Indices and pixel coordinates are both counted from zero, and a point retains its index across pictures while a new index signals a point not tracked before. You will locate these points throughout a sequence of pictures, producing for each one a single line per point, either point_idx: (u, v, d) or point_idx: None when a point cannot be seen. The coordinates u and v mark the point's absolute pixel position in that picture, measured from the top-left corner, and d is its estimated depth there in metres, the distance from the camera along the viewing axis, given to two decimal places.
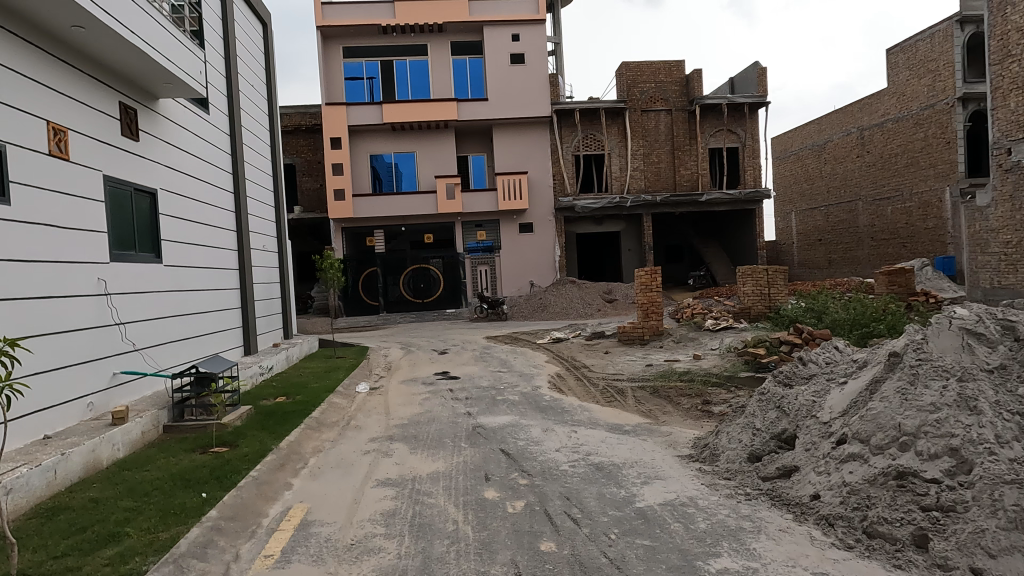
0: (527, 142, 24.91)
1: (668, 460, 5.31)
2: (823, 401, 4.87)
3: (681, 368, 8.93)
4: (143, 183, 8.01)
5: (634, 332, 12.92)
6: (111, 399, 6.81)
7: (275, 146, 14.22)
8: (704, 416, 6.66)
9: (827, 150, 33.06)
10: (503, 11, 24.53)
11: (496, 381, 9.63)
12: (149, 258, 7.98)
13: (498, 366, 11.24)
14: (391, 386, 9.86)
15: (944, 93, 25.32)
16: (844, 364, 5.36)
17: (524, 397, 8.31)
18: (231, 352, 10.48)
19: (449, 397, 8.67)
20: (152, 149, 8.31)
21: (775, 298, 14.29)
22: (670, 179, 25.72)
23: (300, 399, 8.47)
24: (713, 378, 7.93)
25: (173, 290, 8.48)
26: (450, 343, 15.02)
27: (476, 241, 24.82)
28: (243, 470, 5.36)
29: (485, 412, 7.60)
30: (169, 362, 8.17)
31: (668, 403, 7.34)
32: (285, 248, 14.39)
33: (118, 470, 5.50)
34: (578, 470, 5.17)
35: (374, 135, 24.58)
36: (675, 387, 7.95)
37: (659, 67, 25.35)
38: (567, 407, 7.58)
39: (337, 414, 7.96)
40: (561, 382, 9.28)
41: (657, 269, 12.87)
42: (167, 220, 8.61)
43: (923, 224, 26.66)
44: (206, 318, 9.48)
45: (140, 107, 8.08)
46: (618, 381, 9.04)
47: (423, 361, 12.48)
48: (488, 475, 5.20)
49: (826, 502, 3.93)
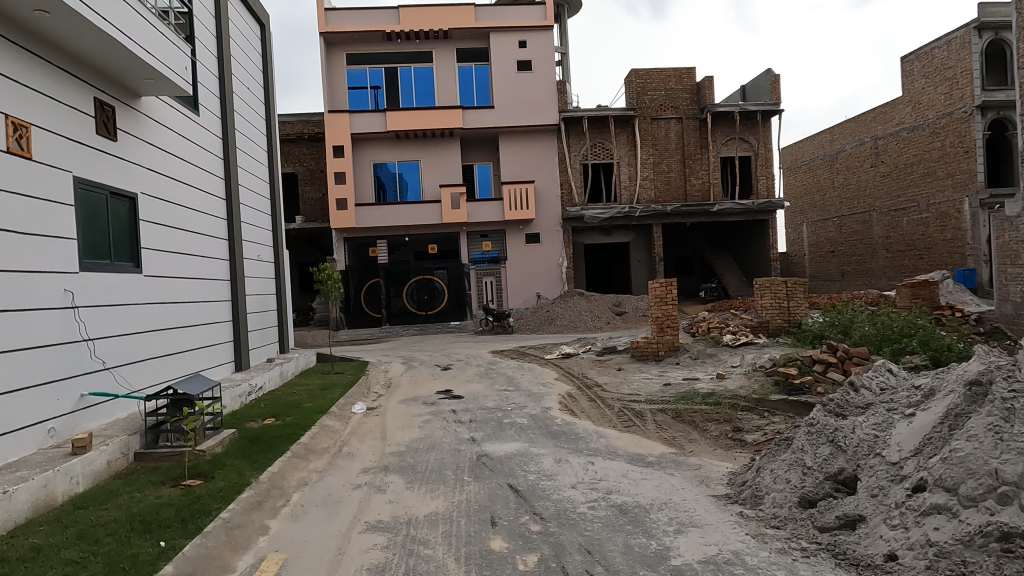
0: (534, 150, 24.29)
1: (702, 501, 4.59)
2: (888, 436, 4.15)
3: (705, 389, 8.17)
4: (121, 187, 7.41)
5: (648, 347, 12.25)
6: (76, 424, 6.14)
7: (273, 150, 13.64)
8: (737, 446, 5.93)
9: (840, 160, 32.38)
10: (510, 17, 24.00)
11: (502, 401, 8.93)
12: (125, 269, 7.32)
13: (505, 384, 10.54)
14: (389, 406, 9.16)
15: (962, 101, 24.67)
16: (905, 391, 4.64)
17: (533, 420, 7.60)
18: (218, 368, 9.82)
19: (452, 420, 7.95)
20: (133, 150, 7.70)
21: (795, 311, 13.55)
22: (680, 189, 25.06)
23: (290, 422, 7.77)
24: (742, 402, 7.18)
25: (154, 302, 7.87)
26: (454, 358, 14.30)
27: (481, 252, 24.15)
28: (213, 510, 4.68)
29: (491, 438, 6.89)
30: (146, 382, 7.50)
31: (694, 429, 6.60)
32: (281, 257, 13.74)
33: (72, 509, 4.82)
34: (599, 514, 4.46)
35: (378, 143, 24.05)
36: (700, 410, 7.21)
37: (669, 74, 24.77)
38: (582, 433, 6.85)
39: (329, 439, 7.25)
40: (572, 403, 8.59)
41: (672, 281, 12.16)
42: (148, 226, 7.98)
43: (941, 235, 25.87)
44: (190, 332, 8.83)
45: (121, 106, 7.51)
46: (636, 402, 8.30)
47: (425, 377, 11.79)
48: (494, 518, 4.49)
49: (907, 566, 3.20)
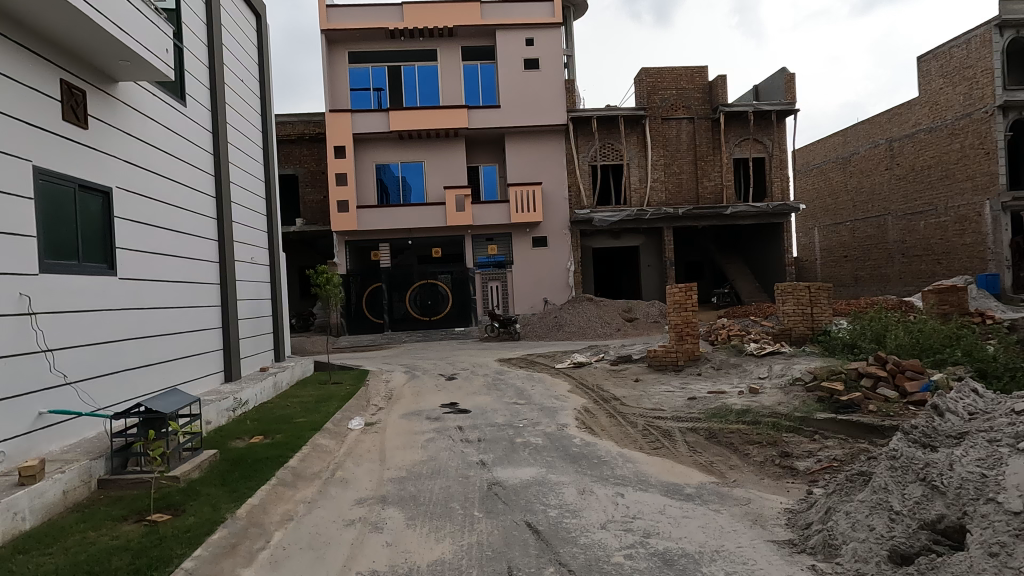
0: (542, 151, 23.57)
1: (761, 550, 3.79)
2: (1001, 477, 3.36)
3: (738, 405, 7.35)
4: (93, 180, 6.69)
5: (666, 357, 11.50)
6: (33, 447, 5.38)
7: (270, 149, 12.96)
8: (788, 475, 5.16)
9: (853, 163, 31.54)
10: (517, 14, 23.30)
11: (513, 417, 8.15)
12: (95, 270, 6.59)
13: (514, 397, 9.76)
14: (389, 421, 8.39)
15: (983, 101, 23.90)
16: (1008, 419, 3.87)
17: (549, 440, 6.83)
18: (203, 380, 9.07)
19: (459, 439, 7.17)
20: (107, 140, 6.98)
21: (819, 318, 12.75)
22: (692, 192, 24.28)
23: (279, 441, 7.01)
24: (784, 422, 6.37)
25: (128, 308, 7.13)
26: (459, 367, 13.53)
27: (487, 255, 23.40)
28: (176, 557, 3.92)
29: (503, 462, 6.12)
30: (117, 397, 6.75)
31: (734, 454, 5.81)
32: (278, 261, 13.05)
33: (8, 554, 4.05)
34: (639, 567, 3.67)
35: (380, 144, 23.36)
36: (737, 430, 6.40)
37: (681, 73, 24.01)
38: (605, 457, 6.07)
39: (321, 461, 6.48)
40: (590, 419, 7.82)
41: (692, 286, 11.35)
42: (125, 225, 7.25)
43: (960, 240, 25.07)
44: (172, 340, 8.13)
45: (93, 90, 6.78)
46: (661, 420, 7.51)
47: (428, 388, 11.00)
48: (511, 571, 3.72)
49: None
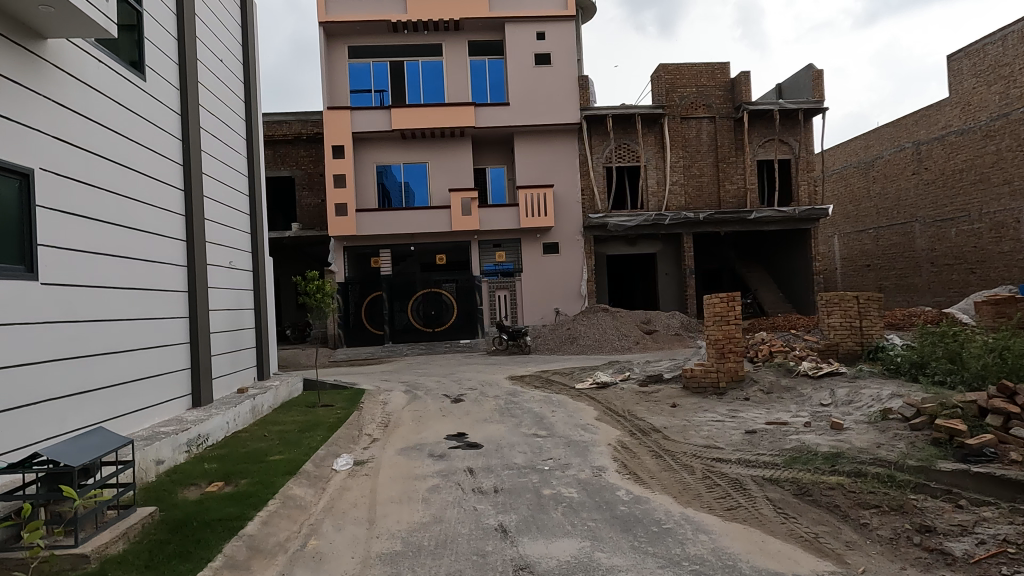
0: (553, 152, 22.16)
1: None
2: None
3: (824, 447, 5.79)
4: (8, 157, 5.24)
5: (704, 377, 9.99)
6: None
7: (254, 141, 11.57)
8: (941, 564, 3.65)
9: (877, 167, 30.03)
10: (527, 6, 21.98)
11: (536, 455, 6.66)
12: (5, 271, 5.13)
13: (533, 426, 8.24)
14: (384, 459, 6.88)
15: (1021, 100, 22.11)
16: None
17: (586, 492, 5.34)
18: (163, 409, 7.60)
19: (470, 489, 5.64)
20: (28, 110, 5.54)
21: (869, 332, 11.17)
22: (713, 195, 22.74)
23: (244, 489, 5.52)
24: (900, 475, 4.85)
25: (53, 321, 5.67)
26: (466, 386, 12.01)
27: (495, 263, 21.78)
28: None
29: (529, 529, 4.59)
30: (28, 438, 5.25)
31: (845, 524, 4.28)
32: (261, 265, 11.62)
33: None
34: None
35: (381, 144, 21.96)
36: (838, 486, 4.85)
37: (701, 69, 22.53)
38: (667, 523, 4.56)
39: (292, 523, 4.98)
40: (631, 460, 6.32)
41: (735, 296, 9.88)
42: (50, 215, 5.76)
43: (996, 248, 23.47)
44: (118, 361, 6.66)
45: (6, 44, 5.31)
46: (722, 463, 5.98)
47: (431, 414, 9.46)
48: None
49: None
